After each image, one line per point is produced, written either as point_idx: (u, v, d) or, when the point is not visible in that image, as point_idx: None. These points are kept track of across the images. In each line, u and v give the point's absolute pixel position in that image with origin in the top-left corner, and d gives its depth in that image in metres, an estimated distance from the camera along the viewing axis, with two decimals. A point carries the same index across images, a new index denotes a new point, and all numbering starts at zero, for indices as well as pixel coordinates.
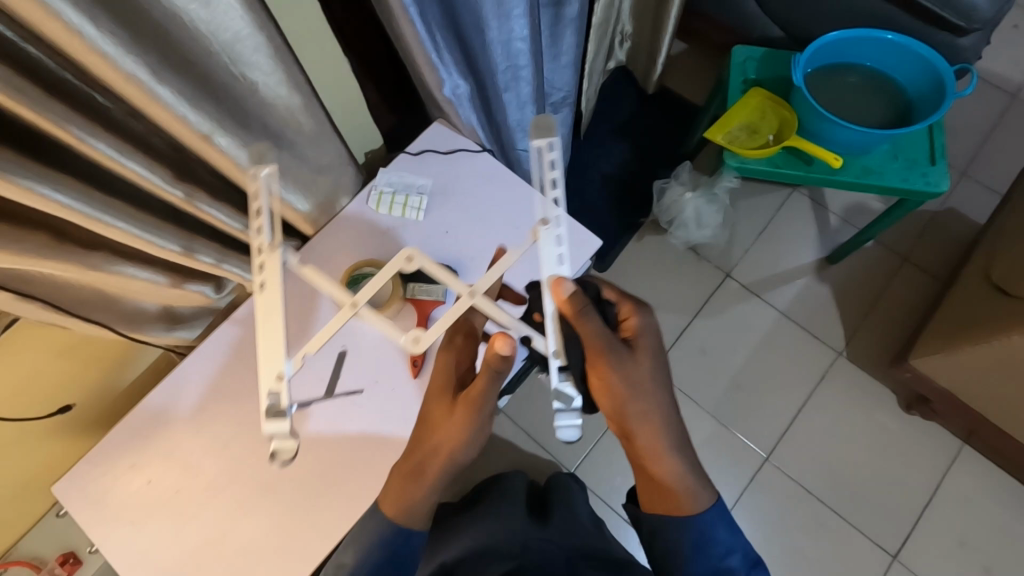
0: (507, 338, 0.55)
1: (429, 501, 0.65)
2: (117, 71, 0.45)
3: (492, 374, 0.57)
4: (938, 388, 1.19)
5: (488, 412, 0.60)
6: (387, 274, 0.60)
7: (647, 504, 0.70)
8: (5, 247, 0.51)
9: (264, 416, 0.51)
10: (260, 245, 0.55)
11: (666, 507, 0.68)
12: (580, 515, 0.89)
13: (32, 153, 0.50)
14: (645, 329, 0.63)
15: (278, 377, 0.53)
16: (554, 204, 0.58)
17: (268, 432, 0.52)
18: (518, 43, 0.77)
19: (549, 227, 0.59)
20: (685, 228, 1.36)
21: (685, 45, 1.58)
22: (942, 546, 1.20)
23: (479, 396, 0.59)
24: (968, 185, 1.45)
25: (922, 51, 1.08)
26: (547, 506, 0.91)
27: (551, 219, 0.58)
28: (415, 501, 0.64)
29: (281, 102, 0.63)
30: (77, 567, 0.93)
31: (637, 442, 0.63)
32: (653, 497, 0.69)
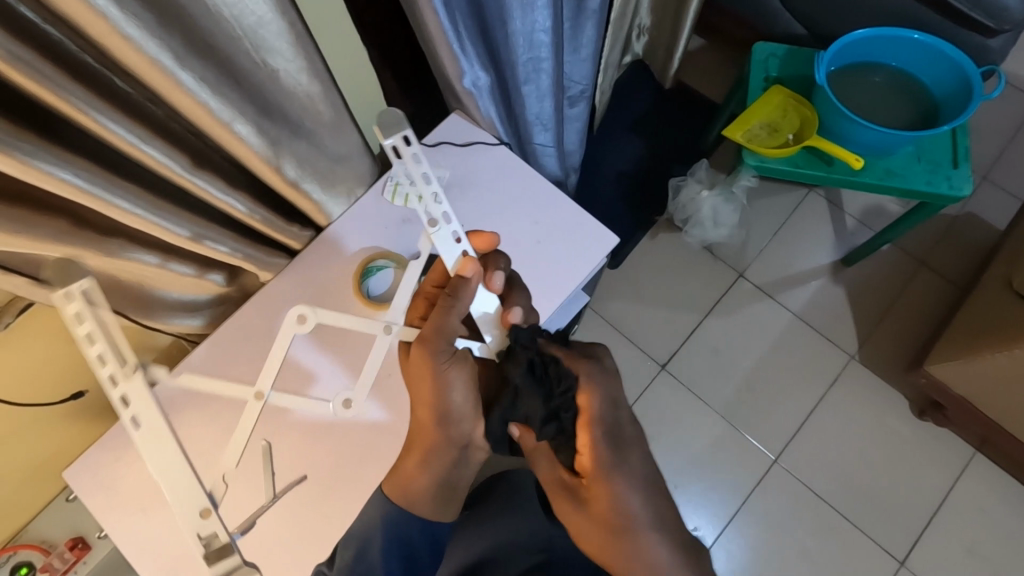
0: (471, 259, 0.64)
1: (423, 484, 0.65)
2: (141, 55, 0.44)
3: (444, 306, 0.62)
4: (953, 395, 1.17)
5: (442, 348, 0.61)
6: (284, 339, 0.67)
7: None
8: (21, 231, 0.51)
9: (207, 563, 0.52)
10: (113, 376, 0.57)
11: None
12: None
13: (52, 136, 0.50)
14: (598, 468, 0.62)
15: (206, 518, 0.54)
16: (437, 202, 0.65)
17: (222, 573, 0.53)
18: (540, 34, 0.76)
19: (439, 227, 0.65)
20: (701, 227, 1.35)
21: (704, 40, 1.56)
22: (952, 554, 1.19)
23: (432, 330, 0.62)
24: (988, 189, 1.42)
25: (950, 51, 1.06)
26: None
27: (439, 218, 0.65)
28: (409, 484, 0.65)
29: (302, 90, 0.62)
30: (86, 552, 0.93)
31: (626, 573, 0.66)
32: None
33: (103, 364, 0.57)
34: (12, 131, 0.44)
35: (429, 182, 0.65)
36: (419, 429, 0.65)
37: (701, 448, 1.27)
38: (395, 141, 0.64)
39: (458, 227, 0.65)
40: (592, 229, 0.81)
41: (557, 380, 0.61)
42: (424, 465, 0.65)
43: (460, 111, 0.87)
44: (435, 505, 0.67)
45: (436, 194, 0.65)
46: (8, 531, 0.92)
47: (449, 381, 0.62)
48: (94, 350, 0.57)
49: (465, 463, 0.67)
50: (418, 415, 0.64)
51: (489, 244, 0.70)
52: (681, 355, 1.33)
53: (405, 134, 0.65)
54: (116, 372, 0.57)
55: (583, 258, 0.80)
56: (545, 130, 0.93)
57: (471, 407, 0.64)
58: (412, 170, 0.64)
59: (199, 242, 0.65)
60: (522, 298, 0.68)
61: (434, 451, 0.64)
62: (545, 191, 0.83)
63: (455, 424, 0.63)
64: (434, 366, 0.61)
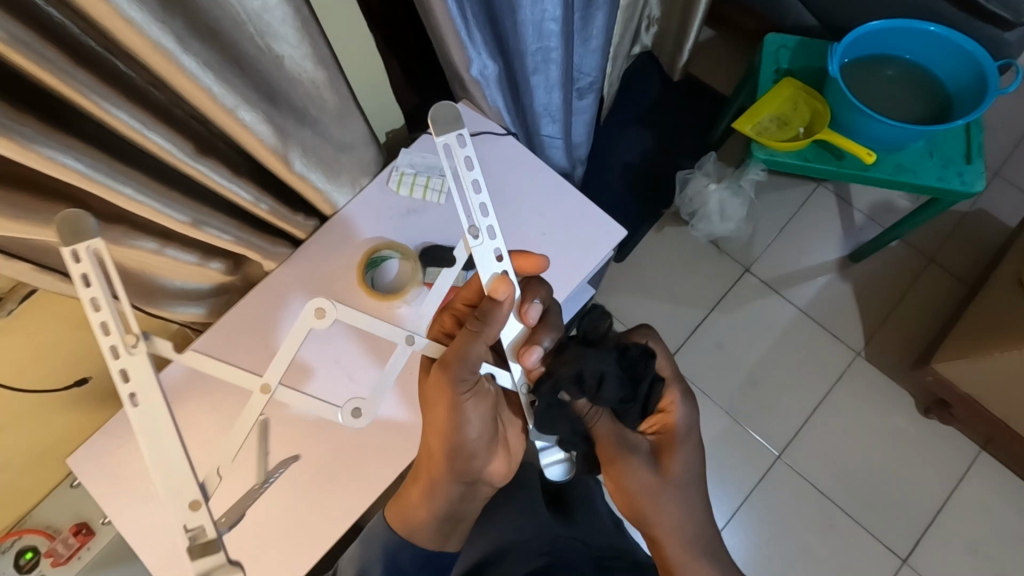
0: (507, 281, 0.56)
1: (424, 515, 0.68)
2: (142, 38, 0.43)
3: (472, 330, 0.57)
4: (960, 394, 1.16)
5: (461, 383, 0.57)
6: (297, 334, 0.54)
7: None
8: (23, 217, 0.50)
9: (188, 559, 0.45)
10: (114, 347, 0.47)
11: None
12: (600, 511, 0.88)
13: (53, 120, 0.49)
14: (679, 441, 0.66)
15: (194, 506, 0.47)
16: (483, 211, 0.55)
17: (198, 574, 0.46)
18: (550, 23, 0.74)
19: (478, 237, 0.56)
20: (708, 221, 1.34)
21: (714, 32, 1.54)
22: (953, 551, 1.19)
23: (454, 359, 0.56)
24: (999, 185, 1.40)
25: (966, 44, 1.04)
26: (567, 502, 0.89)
27: (480, 228, 0.56)
28: (411, 514, 0.69)
29: (306, 77, 0.61)
30: (89, 538, 0.92)
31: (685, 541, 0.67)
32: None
33: (103, 332, 0.47)
34: (17, 116, 0.43)
35: (478, 191, 0.54)
36: (429, 461, 0.65)
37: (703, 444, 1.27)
38: (449, 138, 0.52)
39: (501, 244, 0.56)
40: (600, 223, 0.81)
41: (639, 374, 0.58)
42: (428, 497, 0.67)
43: (467, 101, 0.87)
44: (433, 537, 0.70)
45: (483, 204, 0.54)
46: (13, 515, 0.92)
47: (466, 414, 0.60)
48: (98, 318, 0.47)
49: (469, 495, 0.69)
50: (431, 451, 0.64)
51: (534, 267, 0.66)
52: (685, 350, 1.32)
53: (460, 134, 0.52)
54: (118, 343, 0.47)
55: (590, 253, 0.80)
56: (554, 122, 0.92)
57: (485, 441, 0.63)
58: (462, 173, 0.53)
59: (191, 226, 0.63)
60: (552, 334, 0.60)
61: (440, 484, 0.65)
62: (552, 183, 0.82)
63: (468, 460, 0.63)
64: (454, 395, 0.58)
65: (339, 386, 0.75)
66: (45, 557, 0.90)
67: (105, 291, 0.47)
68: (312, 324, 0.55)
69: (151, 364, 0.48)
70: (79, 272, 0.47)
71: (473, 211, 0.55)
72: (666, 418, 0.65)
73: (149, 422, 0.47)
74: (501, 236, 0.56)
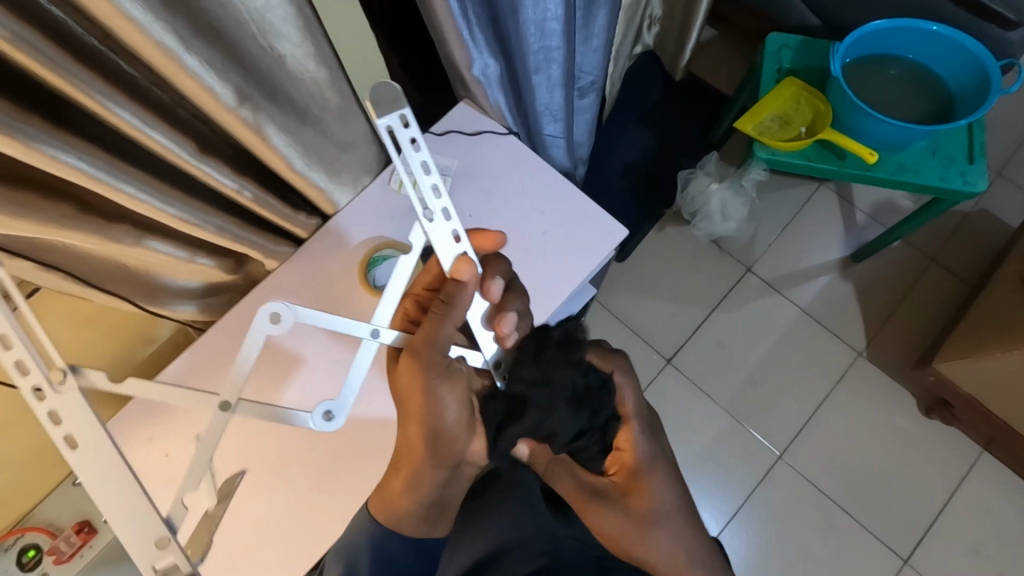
0: (468, 262, 0.55)
1: (406, 505, 0.65)
2: (146, 37, 0.43)
3: (439, 314, 0.57)
4: (962, 394, 1.16)
5: (429, 361, 0.56)
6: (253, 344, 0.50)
7: None
8: (27, 215, 0.50)
9: None
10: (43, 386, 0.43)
11: None
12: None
13: (56, 118, 0.49)
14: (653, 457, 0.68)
15: (162, 542, 0.42)
16: (437, 194, 0.52)
17: None
18: (552, 22, 0.74)
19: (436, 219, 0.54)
20: (710, 221, 1.33)
21: (716, 31, 1.54)
22: (954, 551, 1.19)
23: (424, 342, 0.56)
24: (1002, 185, 1.40)
25: (969, 44, 1.04)
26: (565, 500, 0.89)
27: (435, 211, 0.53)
28: (395, 504, 0.65)
29: (308, 76, 0.61)
30: (92, 536, 0.92)
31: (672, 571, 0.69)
32: None
33: (23, 373, 0.43)
34: (20, 115, 0.44)
35: (429, 172, 0.51)
36: (407, 448, 0.62)
37: (704, 444, 1.27)
38: (390, 120, 0.48)
39: (458, 224, 0.55)
40: (600, 222, 0.81)
41: (596, 405, 0.64)
42: (410, 486, 0.64)
43: (468, 100, 0.86)
44: (422, 524, 0.67)
45: (436, 185, 0.52)
46: (17, 513, 0.92)
47: (440, 395, 0.58)
48: (13, 357, 0.43)
49: (454, 479, 0.66)
50: (408, 436, 0.61)
51: (491, 243, 0.65)
52: (686, 350, 1.32)
53: (403, 113, 0.49)
54: (42, 381, 0.43)
55: (591, 252, 0.80)
56: (555, 121, 0.92)
57: (462, 423, 0.61)
58: (409, 158, 0.49)
59: (193, 225, 0.63)
60: (518, 301, 0.63)
61: (421, 470, 0.63)
62: (553, 182, 0.82)
63: (446, 443, 0.61)
64: (425, 377, 0.57)
65: (340, 385, 0.75)
66: (48, 555, 0.91)
67: (18, 331, 0.43)
68: (266, 330, 0.51)
69: (84, 399, 0.44)
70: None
71: (424, 194, 0.52)
72: (624, 457, 0.69)
73: (94, 465, 0.43)
74: (456, 216, 0.55)
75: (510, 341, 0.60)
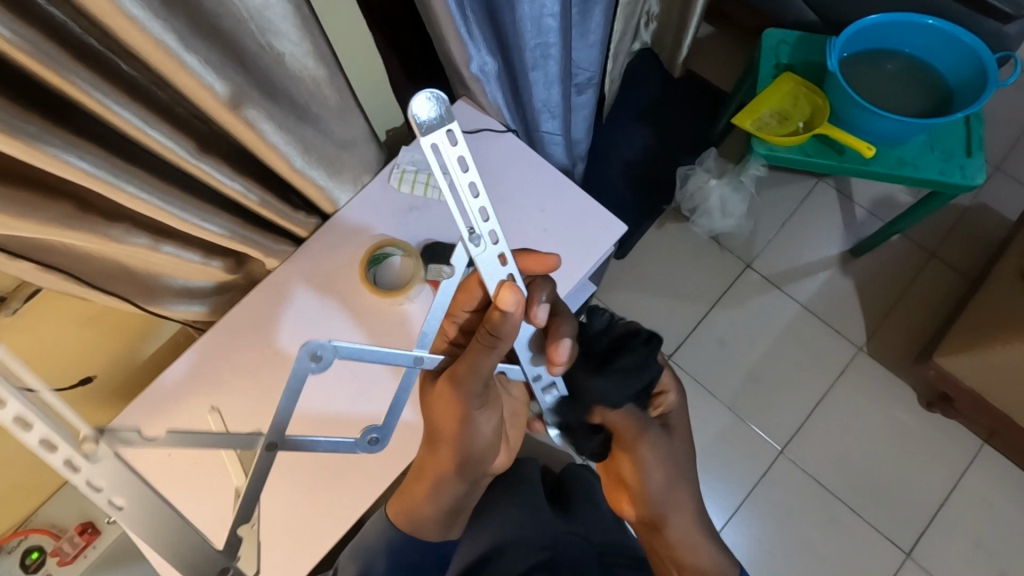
0: (514, 290, 0.53)
1: (430, 513, 0.71)
2: (145, 36, 0.43)
3: (485, 345, 0.56)
4: (963, 386, 1.16)
5: (474, 389, 0.58)
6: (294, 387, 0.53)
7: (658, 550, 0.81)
8: (28, 214, 0.51)
9: None
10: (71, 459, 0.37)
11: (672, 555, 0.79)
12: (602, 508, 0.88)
13: (56, 118, 0.49)
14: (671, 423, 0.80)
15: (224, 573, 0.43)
16: (485, 218, 0.51)
17: None
18: (549, 19, 0.74)
19: (484, 244, 0.53)
20: (709, 217, 1.34)
21: (713, 28, 1.54)
22: (957, 545, 1.19)
23: (466, 374, 0.57)
24: (1000, 179, 1.40)
25: (966, 38, 1.04)
26: (567, 499, 0.89)
27: (481, 233, 0.52)
28: (419, 511, 0.71)
29: (307, 74, 0.61)
30: (95, 537, 0.92)
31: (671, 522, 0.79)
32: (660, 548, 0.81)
33: (50, 449, 0.36)
34: (25, 115, 0.44)
35: (476, 194, 0.50)
36: (434, 462, 0.67)
37: (706, 440, 1.27)
38: (440, 136, 0.47)
39: (505, 247, 0.53)
40: (600, 218, 0.81)
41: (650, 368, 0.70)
42: (435, 493, 0.69)
43: (466, 98, 0.87)
44: (439, 529, 0.73)
45: (483, 208, 0.50)
46: (19, 515, 0.92)
47: (476, 419, 0.62)
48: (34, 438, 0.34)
49: (472, 489, 0.72)
50: (436, 453, 0.66)
51: (544, 266, 0.66)
52: (686, 347, 1.32)
53: (451, 131, 0.47)
54: (73, 455, 0.37)
55: (592, 248, 0.80)
56: (553, 118, 0.92)
57: (490, 442, 0.66)
58: (457, 177, 0.48)
59: (192, 223, 0.63)
60: (570, 325, 0.63)
61: (447, 482, 0.68)
62: (552, 180, 0.83)
63: (475, 461, 0.66)
64: (465, 405, 0.60)
65: (343, 386, 0.75)
66: (52, 555, 0.91)
67: (31, 404, 0.34)
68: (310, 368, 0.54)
69: (124, 465, 0.39)
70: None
71: (472, 216, 0.51)
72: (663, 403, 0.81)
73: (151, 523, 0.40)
74: (503, 239, 0.53)
75: (563, 367, 0.63)
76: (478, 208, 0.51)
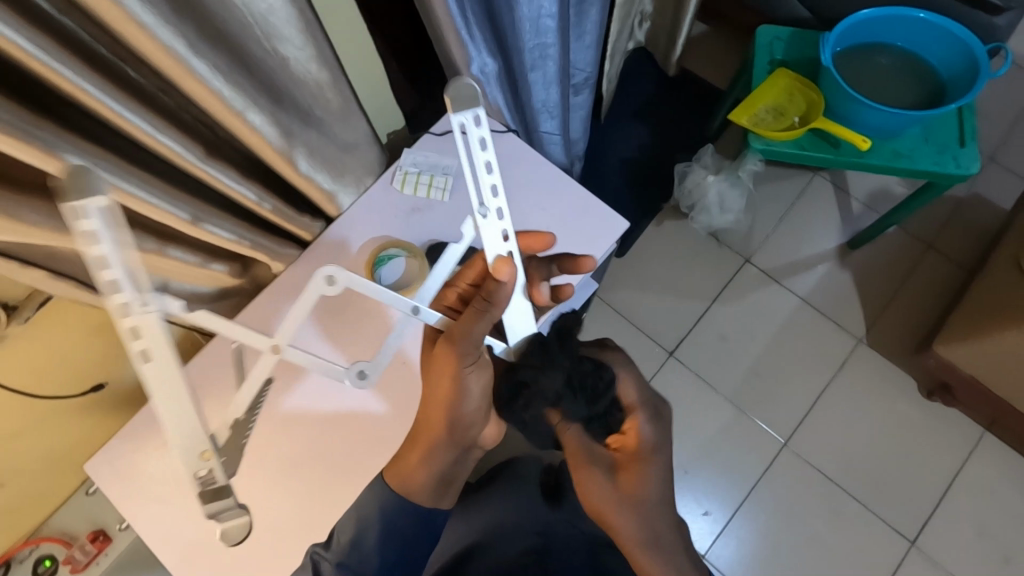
0: (510, 262, 0.55)
1: (424, 480, 0.68)
2: (155, 42, 0.44)
3: (478, 310, 0.57)
4: (961, 375, 1.18)
5: (466, 350, 0.58)
6: (308, 300, 0.51)
7: None
8: (41, 222, 0.51)
9: (200, 502, 0.45)
10: (124, 305, 0.40)
11: None
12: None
13: (67, 125, 0.50)
14: (644, 449, 0.63)
15: (205, 458, 0.44)
16: (493, 193, 0.54)
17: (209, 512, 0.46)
18: (546, 19, 0.75)
19: (489, 219, 0.56)
20: (707, 213, 1.35)
21: (707, 26, 1.56)
22: (962, 532, 1.20)
23: (461, 334, 0.58)
24: (995, 170, 1.42)
25: (957, 30, 1.05)
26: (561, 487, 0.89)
27: (490, 210, 0.55)
28: (412, 478, 0.67)
29: (311, 77, 0.62)
30: (107, 544, 0.93)
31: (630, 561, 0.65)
32: None
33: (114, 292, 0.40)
34: (41, 123, 0.45)
35: (489, 171, 0.52)
36: (427, 423, 0.66)
37: (709, 434, 1.28)
38: (464, 117, 0.50)
39: (508, 225, 0.56)
40: (602, 216, 0.82)
41: (596, 388, 0.60)
42: (425, 457, 0.67)
43: None
44: (433, 498, 0.70)
45: (493, 186, 0.53)
46: (30, 524, 0.92)
47: (469, 382, 0.61)
48: (109, 277, 0.39)
49: (462, 457, 0.70)
50: (429, 416, 0.66)
51: (540, 243, 0.73)
52: (687, 342, 1.33)
53: (476, 113, 0.50)
54: (130, 302, 0.40)
55: (594, 244, 0.81)
56: (551, 117, 0.93)
57: (481, 413, 0.66)
58: (476, 156, 0.51)
59: (201, 228, 0.63)
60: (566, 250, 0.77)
61: (439, 445, 0.66)
62: (554, 180, 0.83)
63: (464, 428, 0.66)
64: (458, 368, 0.59)
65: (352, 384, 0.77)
66: (64, 564, 0.92)
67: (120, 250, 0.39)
68: (321, 290, 0.53)
69: (168, 330, 0.42)
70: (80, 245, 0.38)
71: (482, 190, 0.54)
72: (627, 440, 0.64)
73: (165, 381, 0.42)
74: (508, 216, 0.56)
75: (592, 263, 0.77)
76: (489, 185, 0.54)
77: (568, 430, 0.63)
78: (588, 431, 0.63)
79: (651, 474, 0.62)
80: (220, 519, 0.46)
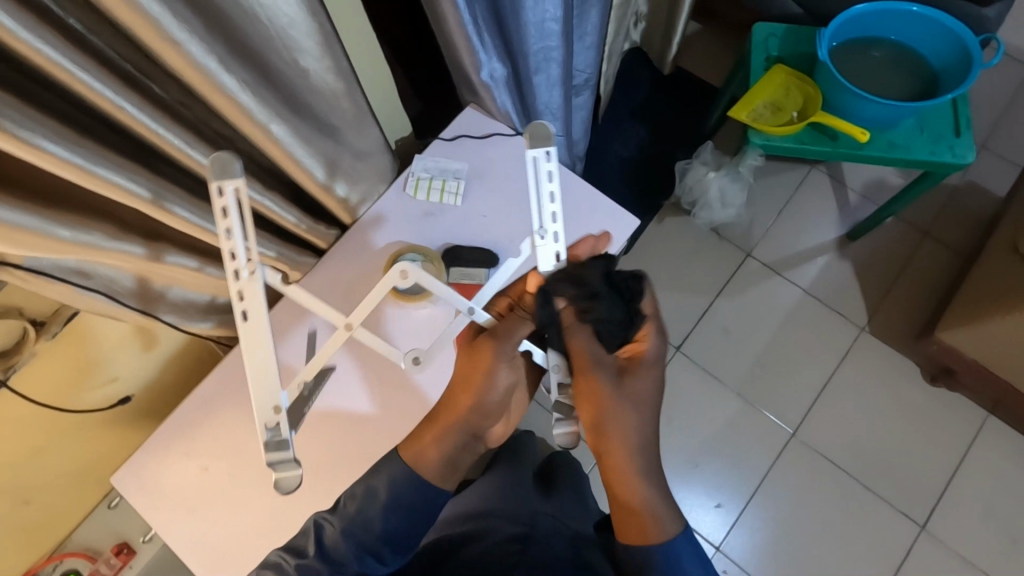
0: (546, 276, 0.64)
1: (438, 460, 0.66)
2: (187, 59, 0.45)
3: (521, 314, 0.65)
4: (965, 360, 1.21)
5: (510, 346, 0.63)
6: (383, 288, 0.61)
7: (621, 531, 0.61)
8: (75, 237, 0.53)
9: (265, 449, 0.54)
10: (235, 269, 0.53)
11: (637, 533, 0.60)
12: (590, 507, 0.90)
13: (99, 141, 0.51)
14: (650, 356, 0.63)
15: (276, 410, 0.54)
16: (552, 218, 0.62)
17: (269, 461, 0.55)
18: (551, 23, 0.77)
19: (546, 240, 0.63)
20: (709, 209, 1.37)
21: (700, 25, 1.58)
22: (970, 514, 1.22)
23: (507, 333, 0.63)
24: (988, 157, 1.45)
25: (948, 22, 1.07)
26: (554, 482, 0.94)
27: (548, 232, 0.62)
28: (428, 455, 0.66)
29: (329, 89, 0.63)
30: (131, 557, 0.97)
31: (613, 465, 0.61)
32: (624, 522, 0.61)
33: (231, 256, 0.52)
34: (78, 141, 0.46)
35: (552, 200, 0.61)
36: (449, 407, 0.66)
37: (717, 427, 1.29)
38: (539, 152, 0.60)
39: (561, 247, 0.63)
40: (613, 215, 0.83)
41: (628, 292, 0.64)
42: (440, 437, 0.66)
43: (474, 105, 0.88)
44: (441, 483, 0.67)
45: (553, 213, 0.62)
46: (53, 540, 0.92)
47: (500, 373, 0.63)
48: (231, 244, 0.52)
49: (471, 451, 0.69)
50: (454, 398, 0.66)
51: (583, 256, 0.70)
52: (694, 337, 1.35)
53: (549, 149, 0.60)
54: (239, 267, 0.53)
55: (605, 242, 0.82)
56: (556, 119, 0.94)
57: (503, 403, 0.66)
58: (542, 184, 0.60)
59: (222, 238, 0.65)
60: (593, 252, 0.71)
61: (459, 426, 0.66)
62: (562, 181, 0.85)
63: (485, 416, 0.65)
64: (495, 361, 0.63)
65: (365, 386, 0.78)
66: None
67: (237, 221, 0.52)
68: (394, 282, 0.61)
69: (262, 293, 0.54)
70: (219, 206, 0.51)
71: (543, 215, 0.62)
72: (640, 346, 0.63)
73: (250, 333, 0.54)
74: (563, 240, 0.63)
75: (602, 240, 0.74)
76: (550, 211, 0.62)
77: (577, 332, 0.61)
78: (600, 338, 0.62)
79: (650, 379, 0.62)
80: (275, 470, 0.55)
